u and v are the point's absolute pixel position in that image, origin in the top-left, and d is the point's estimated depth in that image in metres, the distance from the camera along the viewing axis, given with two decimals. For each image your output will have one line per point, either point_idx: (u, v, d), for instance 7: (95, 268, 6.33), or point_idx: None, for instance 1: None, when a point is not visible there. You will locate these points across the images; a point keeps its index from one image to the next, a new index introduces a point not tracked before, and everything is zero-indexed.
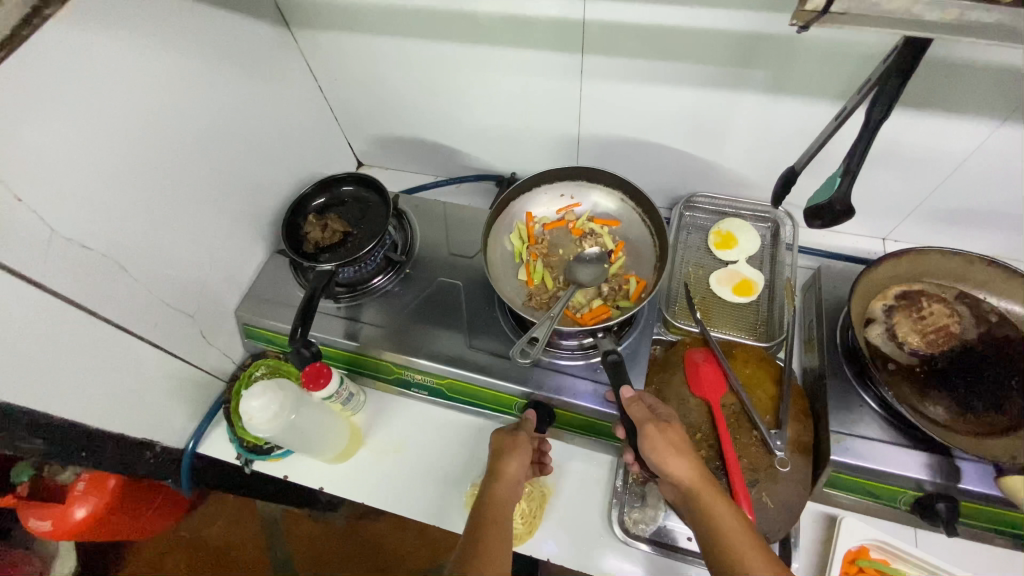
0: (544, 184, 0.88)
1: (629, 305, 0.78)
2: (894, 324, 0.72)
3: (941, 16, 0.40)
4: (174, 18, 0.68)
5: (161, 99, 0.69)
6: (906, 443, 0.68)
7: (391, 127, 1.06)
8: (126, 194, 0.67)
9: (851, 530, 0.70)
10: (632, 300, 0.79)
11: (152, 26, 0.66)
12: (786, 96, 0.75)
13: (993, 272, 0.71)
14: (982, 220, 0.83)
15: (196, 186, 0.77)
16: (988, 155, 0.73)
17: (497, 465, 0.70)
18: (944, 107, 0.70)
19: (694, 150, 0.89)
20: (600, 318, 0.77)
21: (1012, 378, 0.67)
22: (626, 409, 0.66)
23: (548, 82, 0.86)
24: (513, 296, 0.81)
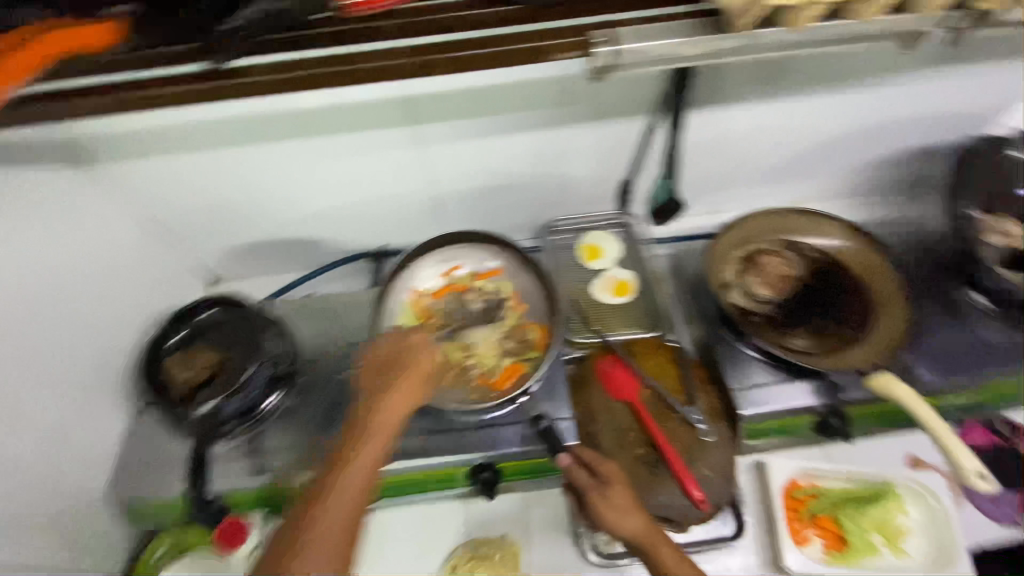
0: (419, 256, 0.86)
1: (537, 357, 0.80)
2: (748, 284, 0.84)
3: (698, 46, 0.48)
4: None
5: None
6: (791, 378, 0.79)
7: (241, 236, 1.00)
8: None
9: (779, 467, 0.79)
10: (538, 352, 0.80)
11: None
12: (603, 119, 0.86)
13: (799, 219, 0.87)
14: (776, 178, 1.01)
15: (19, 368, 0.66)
16: (763, 128, 0.90)
17: (399, 362, 0.69)
18: (720, 101, 0.85)
19: (543, 181, 0.97)
20: (512, 381, 0.78)
21: (843, 297, 0.82)
22: (569, 476, 0.67)
23: (392, 156, 0.87)
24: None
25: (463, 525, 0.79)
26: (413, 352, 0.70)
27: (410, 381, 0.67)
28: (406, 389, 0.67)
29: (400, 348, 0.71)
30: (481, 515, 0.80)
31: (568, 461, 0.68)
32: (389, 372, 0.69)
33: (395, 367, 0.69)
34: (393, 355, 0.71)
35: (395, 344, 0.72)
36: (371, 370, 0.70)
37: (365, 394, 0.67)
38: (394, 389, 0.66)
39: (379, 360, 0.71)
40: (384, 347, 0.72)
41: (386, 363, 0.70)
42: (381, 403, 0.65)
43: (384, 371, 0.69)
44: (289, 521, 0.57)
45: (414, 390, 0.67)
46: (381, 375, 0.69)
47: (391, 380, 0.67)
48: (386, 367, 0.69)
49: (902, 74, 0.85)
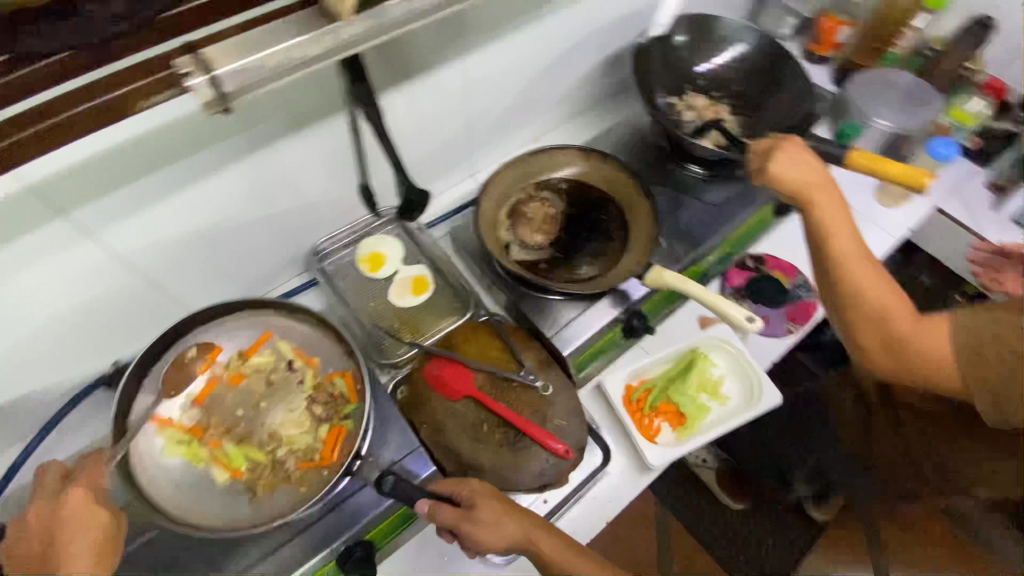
0: (159, 365, 0.69)
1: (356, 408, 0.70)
2: (522, 237, 0.85)
3: None
4: None
5: None
6: (590, 302, 0.84)
7: None
8: None
9: (612, 381, 0.85)
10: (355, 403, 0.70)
11: None
12: (308, 127, 0.75)
13: (539, 158, 0.91)
14: (508, 123, 1.03)
15: None
16: (474, 83, 0.89)
17: (60, 543, 0.54)
18: (420, 70, 0.80)
19: (279, 214, 0.84)
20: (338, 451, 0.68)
21: (601, 215, 0.88)
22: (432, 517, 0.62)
23: (54, 265, 0.66)
24: (238, 507, 0.65)
25: None
26: (75, 517, 0.55)
27: (85, 553, 0.54)
28: (82, 564, 0.53)
29: (60, 511, 0.56)
30: None
31: (428, 505, 0.63)
32: (48, 556, 0.55)
33: (50, 563, 0.53)
34: (43, 529, 0.57)
35: (43, 506, 0.59)
36: (16, 562, 0.56)
37: None
38: (66, 571, 0.52)
39: (28, 542, 0.57)
40: (31, 522, 0.57)
41: (47, 533, 0.56)
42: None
43: (46, 561, 0.54)
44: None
45: (99, 558, 0.55)
46: (41, 561, 0.55)
47: (54, 564, 0.53)
48: (35, 554, 0.56)
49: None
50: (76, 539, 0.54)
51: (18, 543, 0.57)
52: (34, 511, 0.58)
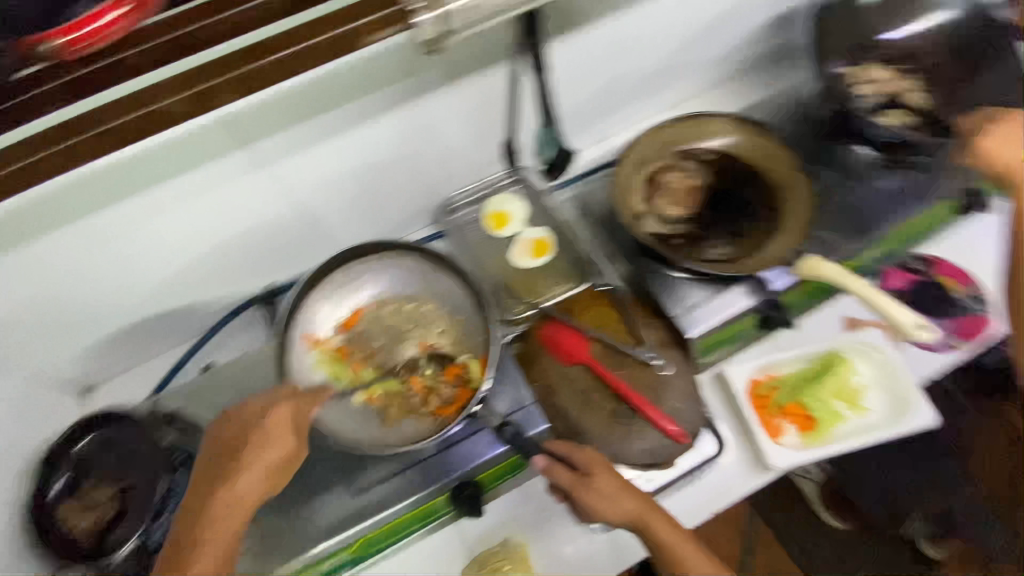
0: (312, 292, 0.75)
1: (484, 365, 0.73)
2: (659, 208, 0.81)
3: None
4: None
5: None
6: (724, 286, 0.78)
7: (94, 334, 0.83)
8: None
9: (736, 374, 0.79)
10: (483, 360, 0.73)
11: None
12: (463, 78, 0.76)
13: (688, 124, 0.84)
14: (653, 87, 0.97)
15: None
16: (627, 40, 0.85)
17: (247, 447, 0.60)
18: (577, 24, 0.77)
19: (421, 162, 0.86)
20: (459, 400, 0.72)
21: (747, 192, 0.82)
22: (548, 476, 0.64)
23: (234, 190, 0.73)
24: (367, 428, 0.71)
25: (464, 546, 0.74)
26: (265, 429, 0.61)
27: (262, 467, 0.59)
28: (256, 477, 0.59)
29: (260, 419, 0.62)
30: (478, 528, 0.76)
31: (544, 462, 0.65)
32: (232, 459, 0.60)
33: (233, 459, 0.60)
34: (244, 428, 0.62)
35: (247, 416, 0.63)
36: (218, 444, 0.62)
37: (206, 493, 0.59)
38: (242, 477, 0.58)
39: (226, 438, 0.62)
40: (230, 422, 0.63)
41: (241, 437, 0.61)
42: (222, 498, 0.58)
43: (230, 459, 0.60)
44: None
45: (269, 477, 0.60)
46: (223, 460, 0.60)
47: (231, 469, 0.59)
48: (230, 449, 0.61)
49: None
50: (258, 448, 0.60)
51: (219, 434, 0.63)
52: (237, 413, 0.63)
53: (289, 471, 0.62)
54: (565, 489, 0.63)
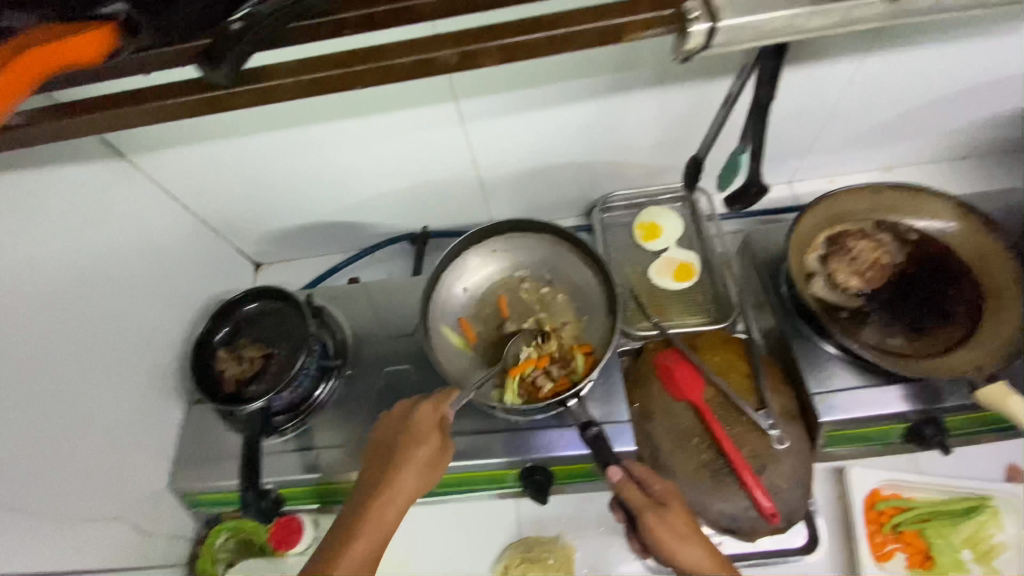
0: (469, 248, 0.81)
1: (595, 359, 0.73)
2: (835, 272, 0.73)
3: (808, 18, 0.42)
4: None
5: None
6: (880, 381, 0.70)
7: (281, 220, 0.97)
8: None
9: (859, 479, 0.72)
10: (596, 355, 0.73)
11: None
12: (671, 86, 0.75)
13: (900, 195, 0.75)
14: (864, 144, 0.89)
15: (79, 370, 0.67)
16: (857, 88, 0.78)
17: (402, 451, 0.64)
18: (809, 58, 0.73)
19: (597, 156, 0.88)
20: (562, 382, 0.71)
21: (949, 290, 0.71)
22: (619, 492, 0.63)
23: (430, 135, 0.81)
24: (474, 380, 0.75)
25: (514, 523, 0.78)
26: (419, 437, 0.65)
27: (416, 463, 0.63)
28: (411, 474, 0.62)
29: (412, 424, 0.66)
30: (533, 513, 0.78)
31: (620, 475, 0.64)
32: (389, 456, 0.64)
33: (389, 461, 0.64)
34: (399, 431, 0.66)
35: (401, 418, 0.67)
36: (376, 446, 0.66)
37: (361, 488, 0.63)
38: (399, 473, 0.62)
39: (383, 441, 0.66)
40: (386, 423, 0.67)
41: (393, 443, 0.65)
42: (379, 493, 0.61)
43: (383, 458, 0.64)
44: None
45: (423, 474, 0.63)
46: (380, 461, 0.64)
47: (389, 468, 0.63)
48: (387, 449, 0.65)
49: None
50: (410, 451, 0.63)
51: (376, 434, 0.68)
52: (392, 415, 0.68)
53: (440, 471, 0.65)
54: (634, 510, 0.62)
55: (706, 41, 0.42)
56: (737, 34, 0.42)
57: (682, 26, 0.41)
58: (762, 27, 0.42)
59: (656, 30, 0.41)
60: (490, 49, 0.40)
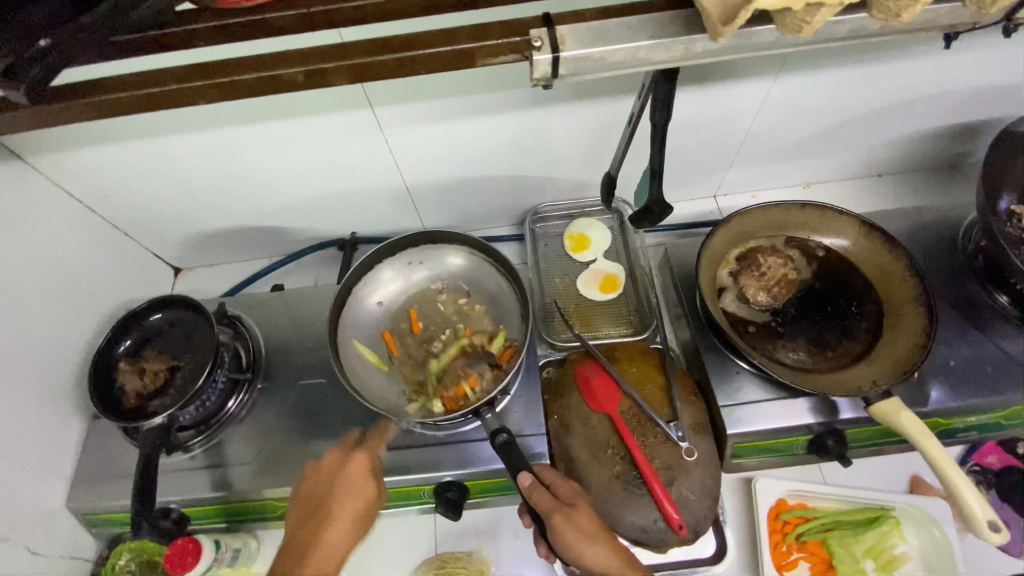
0: (382, 259, 0.80)
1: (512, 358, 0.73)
2: (744, 288, 0.75)
3: (667, 54, 0.41)
4: None
5: None
6: (786, 394, 0.72)
7: (201, 225, 0.93)
8: None
9: (766, 488, 0.73)
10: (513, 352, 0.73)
11: None
12: (591, 100, 0.75)
13: (808, 213, 0.78)
14: (784, 160, 0.91)
15: None
16: (772, 107, 0.80)
17: (332, 504, 0.65)
18: (724, 78, 0.74)
19: (525, 167, 0.87)
20: (477, 389, 0.71)
21: (850, 305, 0.74)
22: (529, 497, 0.62)
23: (350, 142, 0.79)
24: (388, 395, 0.73)
25: (431, 538, 0.76)
26: (349, 490, 0.66)
27: (346, 515, 0.64)
28: (341, 525, 0.64)
29: (344, 474, 0.68)
30: (451, 527, 0.77)
31: (530, 480, 0.62)
32: (319, 511, 0.65)
33: (319, 515, 0.64)
34: (328, 487, 0.67)
35: (328, 474, 0.68)
36: (302, 504, 0.67)
37: (292, 542, 0.63)
38: (329, 527, 0.63)
39: (311, 499, 0.67)
40: (313, 479, 0.68)
41: (322, 496, 0.66)
42: (311, 548, 0.62)
43: (311, 512, 0.65)
44: None
45: (353, 525, 0.65)
46: (308, 517, 0.65)
47: (320, 522, 0.64)
48: (317, 505, 0.66)
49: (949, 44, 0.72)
50: (341, 502, 0.65)
51: (303, 492, 0.68)
52: (319, 471, 0.69)
53: (370, 520, 0.66)
54: (542, 514, 0.61)
55: (554, 71, 0.41)
56: (583, 65, 0.40)
57: (528, 52, 0.39)
58: (606, 58, 0.40)
59: (507, 56, 0.40)
60: (358, 64, 0.39)
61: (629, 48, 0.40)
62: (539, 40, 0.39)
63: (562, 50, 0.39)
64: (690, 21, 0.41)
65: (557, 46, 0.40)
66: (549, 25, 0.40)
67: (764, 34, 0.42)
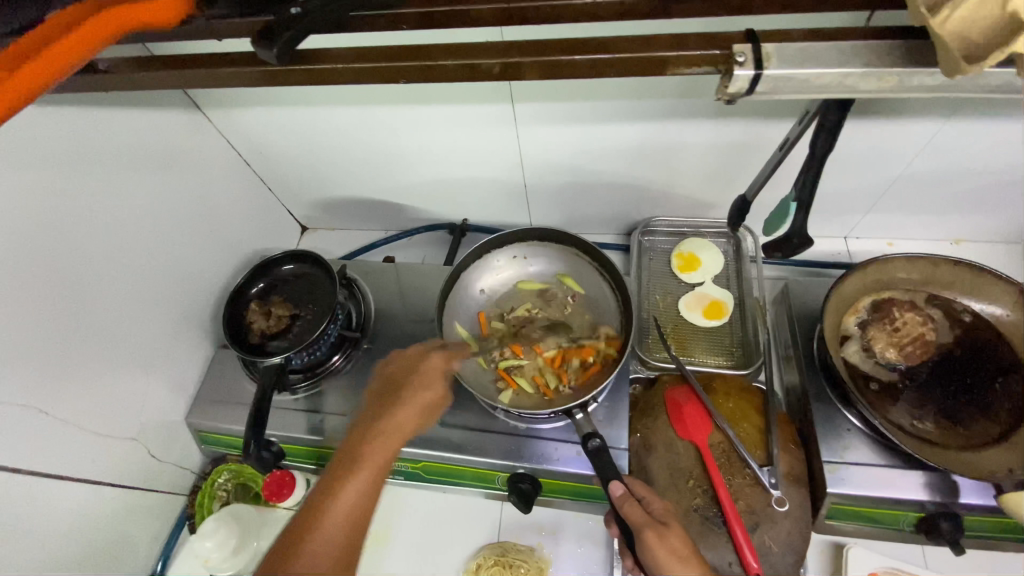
0: (495, 247, 0.83)
1: (609, 359, 0.74)
2: (870, 341, 0.70)
3: (861, 82, 0.40)
4: (76, 135, 0.65)
5: (72, 218, 0.65)
6: (900, 463, 0.66)
7: (331, 191, 1.01)
8: (46, 326, 0.63)
9: (858, 558, 0.69)
10: (610, 353, 0.74)
11: (45, 150, 0.62)
12: (732, 120, 0.73)
13: (960, 272, 0.70)
14: (932, 211, 0.83)
15: (130, 298, 0.73)
16: (934, 151, 0.73)
17: (405, 388, 0.67)
18: (885, 113, 0.69)
19: (645, 179, 0.86)
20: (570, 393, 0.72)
21: (995, 381, 0.66)
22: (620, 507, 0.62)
23: (483, 132, 0.82)
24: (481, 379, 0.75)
25: (495, 527, 0.78)
26: (420, 375, 0.68)
27: (418, 401, 0.66)
28: (412, 407, 0.65)
29: (415, 364, 0.70)
30: (516, 520, 0.78)
31: (621, 491, 0.62)
32: (393, 394, 0.67)
33: (393, 398, 0.66)
34: (404, 373, 0.69)
35: (407, 365, 0.70)
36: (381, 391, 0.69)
37: (370, 415, 0.65)
38: (402, 407, 0.65)
39: (387, 386, 0.69)
40: (394, 366, 0.71)
41: (398, 383, 0.68)
42: (380, 425, 0.63)
43: (385, 396, 0.67)
44: (283, 543, 0.54)
45: (422, 411, 0.65)
46: (384, 398, 0.67)
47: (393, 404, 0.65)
48: (392, 390, 0.68)
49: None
50: (414, 387, 0.67)
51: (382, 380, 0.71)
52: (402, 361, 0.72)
53: (436, 414, 0.67)
54: (632, 526, 0.60)
55: (751, 87, 0.40)
56: (783, 85, 0.40)
57: (728, 66, 0.39)
58: (811, 79, 0.39)
59: (702, 67, 0.40)
60: (548, 62, 0.41)
61: (839, 73, 0.39)
62: (744, 54, 0.39)
63: (767, 67, 0.39)
64: (892, 53, 0.39)
65: (761, 64, 0.39)
66: (753, 41, 0.40)
67: (984, 77, 0.40)
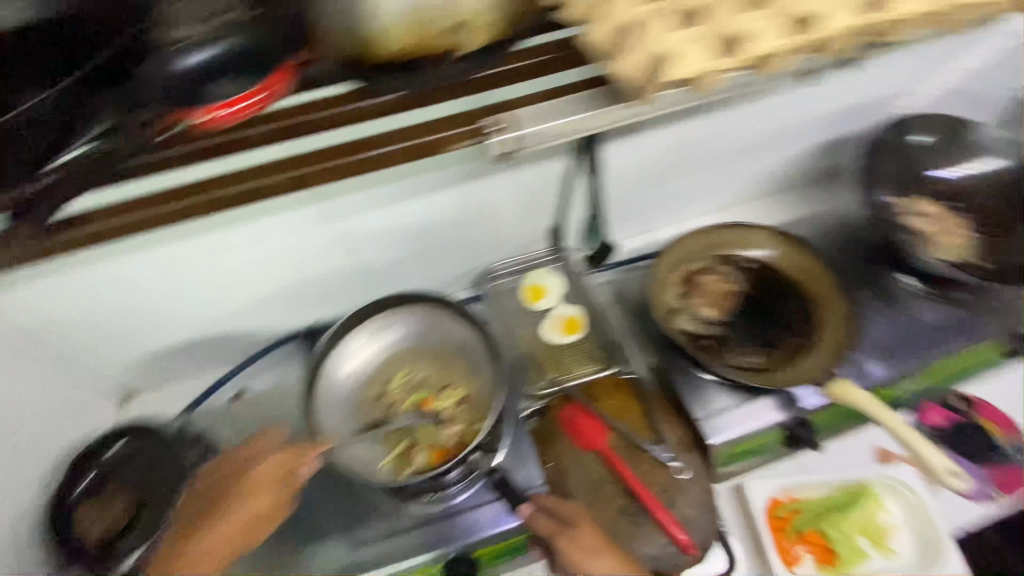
0: (346, 334, 0.78)
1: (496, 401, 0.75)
2: (693, 306, 0.83)
3: None
4: None
5: None
6: (751, 395, 0.78)
7: (148, 345, 0.89)
8: None
9: (758, 491, 0.77)
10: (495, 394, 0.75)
11: None
12: (521, 165, 0.83)
13: (733, 230, 0.86)
14: (698, 192, 1.02)
15: None
16: (679, 148, 0.90)
17: (251, 477, 0.70)
18: (632, 131, 0.83)
19: (471, 232, 0.92)
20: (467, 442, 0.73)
21: (786, 304, 0.83)
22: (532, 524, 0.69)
23: (300, 236, 0.80)
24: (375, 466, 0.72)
25: None
26: (272, 462, 0.70)
27: (260, 493, 0.69)
28: (252, 502, 0.68)
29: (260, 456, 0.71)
30: None
31: (530, 510, 0.69)
32: (238, 486, 0.70)
33: (238, 487, 0.69)
34: (251, 467, 0.71)
35: (257, 452, 0.73)
36: (227, 483, 0.71)
37: (209, 507, 0.69)
38: (240, 504, 0.67)
39: (240, 471, 0.71)
40: (244, 456, 0.73)
41: (237, 478, 0.70)
42: (222, 519, 0.67)
43: (229, 487, 0.70)
44: None
45: (268, 498, 0.69)
46: (227, 492, 0.69)
47: (240, 491, 0.69)
48: (240, 481, 0.70)
49: (822, 80, 0.86)
50: (258, 472, 0.70)
51: (231, 469, 0.73)
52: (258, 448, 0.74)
53: (293, 488, 0.70)
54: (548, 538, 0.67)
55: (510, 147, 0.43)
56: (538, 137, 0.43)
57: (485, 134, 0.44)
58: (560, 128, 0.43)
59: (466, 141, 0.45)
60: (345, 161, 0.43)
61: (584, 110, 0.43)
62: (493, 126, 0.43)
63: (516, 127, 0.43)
64: None
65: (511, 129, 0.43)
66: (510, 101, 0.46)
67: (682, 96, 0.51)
